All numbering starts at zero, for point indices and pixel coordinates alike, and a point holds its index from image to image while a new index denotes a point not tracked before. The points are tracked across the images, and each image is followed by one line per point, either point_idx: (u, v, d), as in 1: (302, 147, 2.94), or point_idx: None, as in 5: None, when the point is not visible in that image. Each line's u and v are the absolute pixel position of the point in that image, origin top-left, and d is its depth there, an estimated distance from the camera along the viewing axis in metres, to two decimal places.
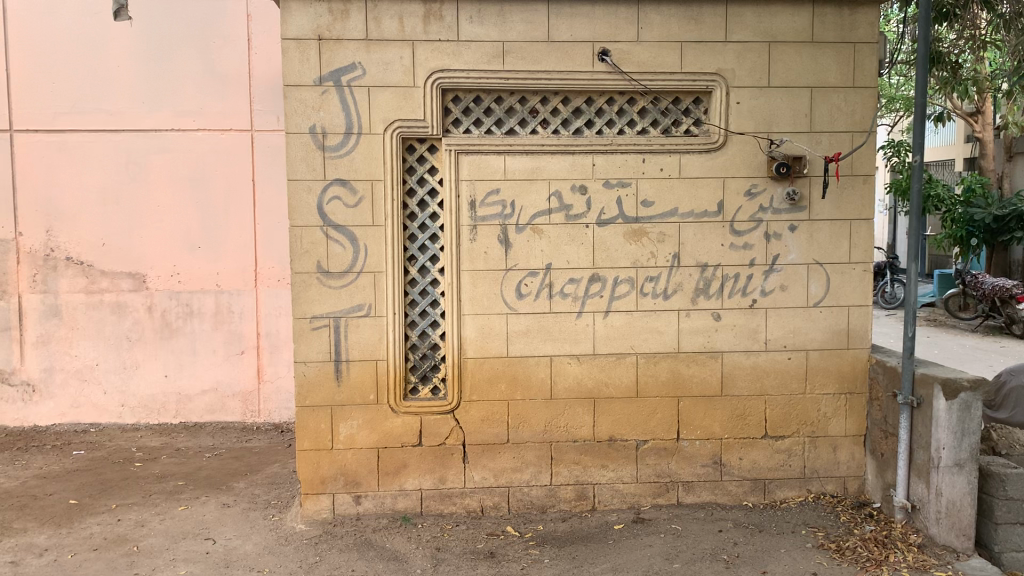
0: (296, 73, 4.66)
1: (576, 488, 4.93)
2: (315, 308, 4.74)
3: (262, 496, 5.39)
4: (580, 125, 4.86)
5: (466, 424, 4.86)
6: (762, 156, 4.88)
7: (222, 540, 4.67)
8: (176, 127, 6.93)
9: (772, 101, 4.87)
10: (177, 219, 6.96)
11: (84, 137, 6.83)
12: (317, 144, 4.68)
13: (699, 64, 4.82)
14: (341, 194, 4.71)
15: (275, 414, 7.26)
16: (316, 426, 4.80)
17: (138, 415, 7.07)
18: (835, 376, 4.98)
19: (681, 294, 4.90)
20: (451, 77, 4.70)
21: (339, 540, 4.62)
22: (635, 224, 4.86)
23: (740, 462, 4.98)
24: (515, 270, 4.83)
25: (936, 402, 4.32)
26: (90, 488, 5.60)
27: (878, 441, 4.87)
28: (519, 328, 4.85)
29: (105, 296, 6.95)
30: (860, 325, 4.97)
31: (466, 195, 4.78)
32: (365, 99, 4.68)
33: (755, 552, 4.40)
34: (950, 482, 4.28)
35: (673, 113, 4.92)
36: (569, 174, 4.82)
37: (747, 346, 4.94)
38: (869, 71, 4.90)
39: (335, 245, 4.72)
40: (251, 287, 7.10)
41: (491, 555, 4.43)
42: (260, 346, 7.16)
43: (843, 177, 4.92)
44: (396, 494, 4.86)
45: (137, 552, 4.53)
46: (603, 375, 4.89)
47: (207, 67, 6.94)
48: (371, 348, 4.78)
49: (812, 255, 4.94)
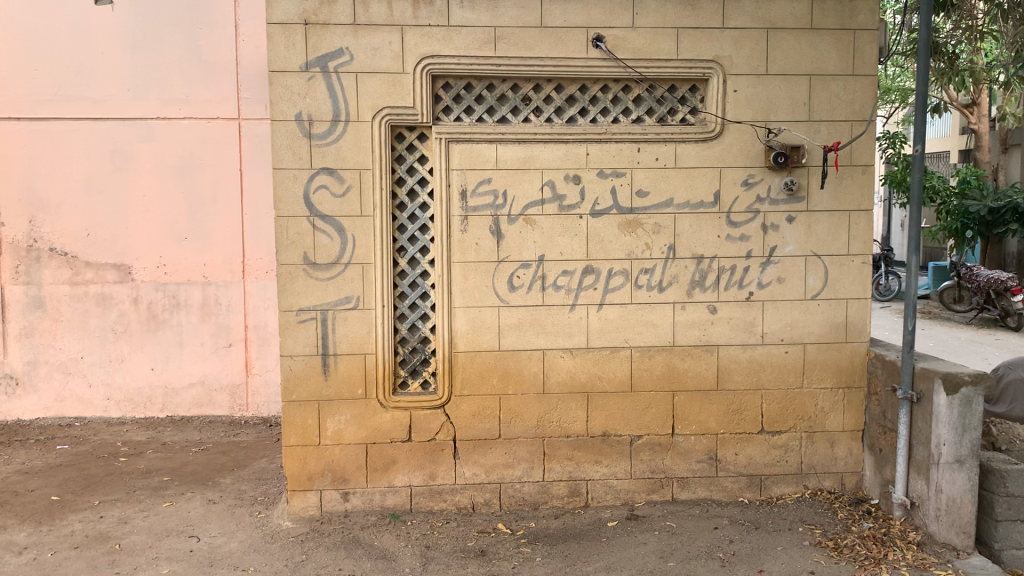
0: (282, 59, 4.52)
1: (569, 484, 4.84)
2: (302, 300, 4.62)
3: (249, 492, 5.28)
4: (574, 113, 4.74)
5: (457, 419, 4.75)
6: (760, 146, 4.77)
7: (207, 538, 4.56)
8: (163, 115, 6.77)
9: (770, 89, 4.75)
10: (163, 209, 6.82)
11: (68, 125, 6.67)
12: (303, 132, 4.55)
13: (696, 51, 4.70)
14: (327, 184, 4.58)
15: (263, 407, 7.14)
16: (303, 421, 4.68)
17: (124, 409, 6.94)
18: (833, 371, 4.89)
19: (676, 286, 4.80)
20: (441, 64, 4.57)
21: (326, 538, 4.51)
22: (629, 215, 4.75)
23: (736, 458, 4.89)
24: (507, 261, 4.72)
25: (936, 397, 4.23)
26: (72, 484, 5.48)
27: (876, 437, 4.78)
28: (511, 321, 4.74)
29: (90, 288, 6.81)
30: (859, 319, 4.88)
31: (457, 184, 4.66)
32: (352, 86, 4.55)
33: (751, 550, 4.31)
34: (950, 479, 4.20)
35: (668, 101, 4.80)
36: (562, 164, 4.70)
37: (744, 339, 4.84)
38: (869, 59, 4.79)
39: (321, 236, 4.60)
40: (239, 278, 6.97)
41: (482, 553, 4.34)
42: (248, 339, 7.04)
43: (842, 167, 4.82)
44: (385, 490, 4.76)
45: (119, 551, 4.42)
46: (597, 369, 4.79)
47: (194, 54, 6.79)
48: (360, 341, 4.67)
49: (810, 247, 4.84)
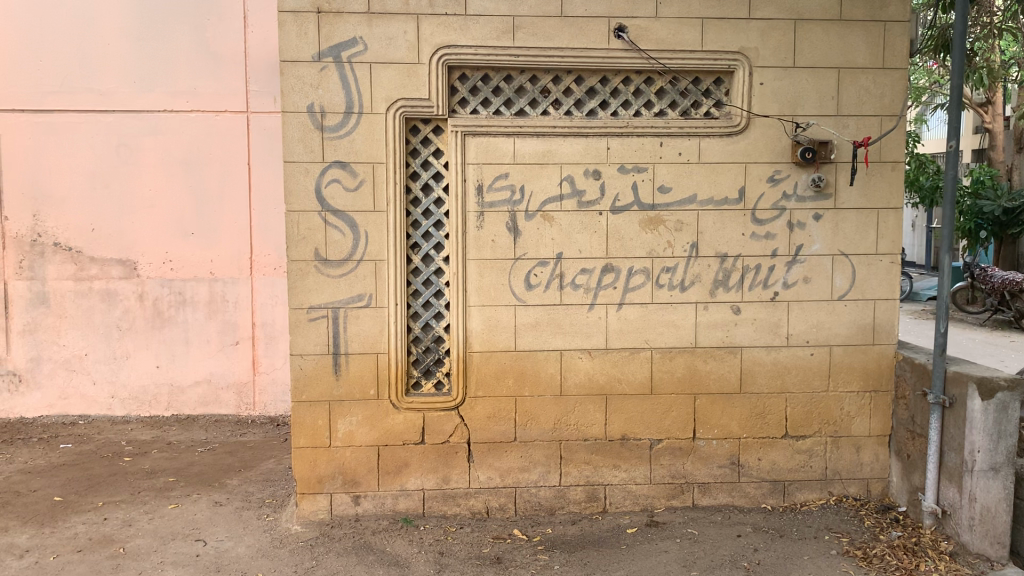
0: (294, 48, 4.38)
1: (586, 489, 4.69)
2: (312, 298, 4.48)
3: (256, 494, 5.14)
4: (594, 106, 4.59)
5: (471, 421, 4.61)
6: (786, 141, 4.62)
7: (213, 542, 4.43)
8: (169, 108, 6.64)
9: (797, 82, 4.60)
10: (169, 203, 6.69)
11: (73, 117, 6.54)
12: (315, 124, 4.41)
13: (721, 42, 4.55)
14: (340, 177, 4.44)
15: (270, 406, 7.01)
16: (313, 423, 4.55)
17: (128, 407, 6.82)
18: (860, 374, 4.74)
19: (699, 286, 4.65)
20: (458, 54, 4.43)
21: (337, 543, 4.37)
22: (651, 212, 4.60)
23: (758, 463, 4.75)
24: (524, 259, 4.57)
25: (969, 402, 4.08)
26: (76, 484, 5.35)
27: (904, 442, 4.63)
28: (527, 321, 4.59)
29: (95, 283, 6.68)
30: (886, 320, 4.73)
31: (473, 179, 4.51)
32: (366, 76, 4.40)
33: (776, 559, 4.16)
34: (985, 487, 4.04)
35: (692, 95, 4.65)
36: (582, 158, 4.55)
37: (768, 341, 4.69)
38: (900, 52, 4.63)
39: (333, 231, 4.46)
40: (246, 275, 6.84)
41: (497, 560, 4.19)
42: (255, 337, 6.91)
43: (871, 164, 4.66)
44: (397, 494, 4.62)
45: (123, 555, 4.28)
46: (616, 371, 4.64)
47: (202, 46, 6.65)
48: (372, 340, 4.53)
49: (837, 246, 4.69)
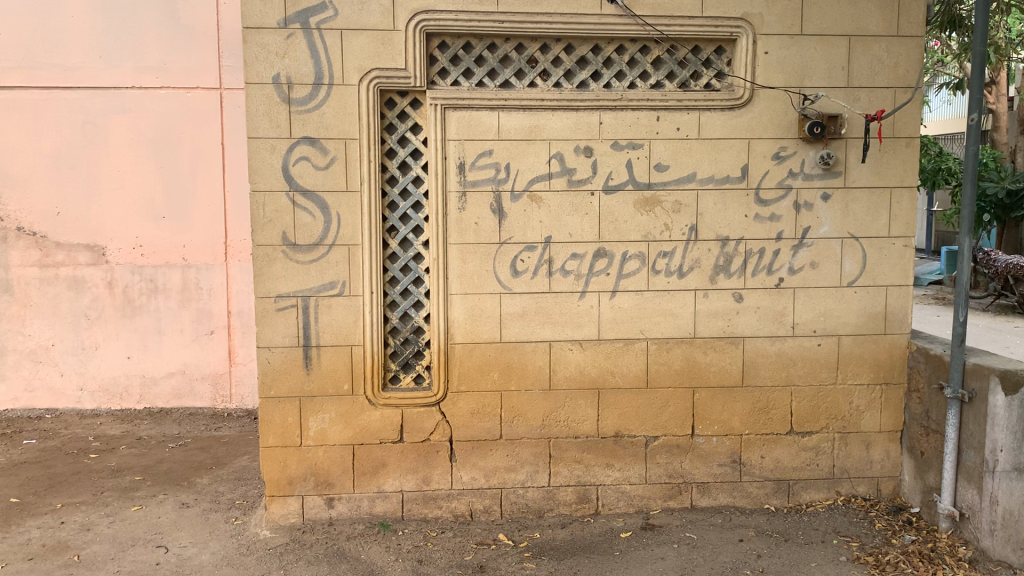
0: (257, 14, 4.00)
1: (577, 489, 4.38)
2: (280, 286, 4.14)
3: (226, 495, 4.82)
4: (585, 78, 4.24)
5: (454, 418, 4.29)
6: (792, 114, 4.27)
7: (176, 548, 4.11)
8: (138, 84, 6.26)
9: (805, 51, 4.24)
10: (138, 185, 6.31)
11: (35, 94, 6.15)
12: (282, 96, 4.04)
13: (723, 8, 4.19)
14: (309, 155, 4.08)
15: (248, 399, 6.69)
16: (282, 420, 4.21)
17: (98, 400, 6.48)
18: (870, 365, 4.43)
19: (697, 272, 4.32)
20: (437, 21, 4.06)
21: (308, 550, 4.06)
22: (647, 191, 4.26)
23: (761, 461, 4.44)
24: (510, 244, 4.23)
25: (992, 397, 3.75)
26: (35, 484, 5.02)
27: (918, 439, 4.33)
28: (514, 311, 4.26)
29: (61, 270, 6.33)
30: (899, 308, 4.41)
31: (454, 156, 4.16)
32: (336, 44, 4.04)
33: (781, 567, 3.85)
34: (1007, 489, 3.71)
35: (691, 65, 4.30)
36: (572, 134, 4.20)
37: (772, 331, 4.37)
38: (916, 19, 4.28)
39: (302, 214, 4.11)
40: (220, 261, 6.49)
41: (481, 569, 3.88)
42: (231, 326, 6.57)
43: (885, 140, 4.33)
44: (374, 496, 4.30)
45: (76, 563, 3.96)
46: (609, 363, 4.32)
47: (170, 19, 6.26)
48: (346, 332, 4.19)
49: (846, 228, 4.35)
